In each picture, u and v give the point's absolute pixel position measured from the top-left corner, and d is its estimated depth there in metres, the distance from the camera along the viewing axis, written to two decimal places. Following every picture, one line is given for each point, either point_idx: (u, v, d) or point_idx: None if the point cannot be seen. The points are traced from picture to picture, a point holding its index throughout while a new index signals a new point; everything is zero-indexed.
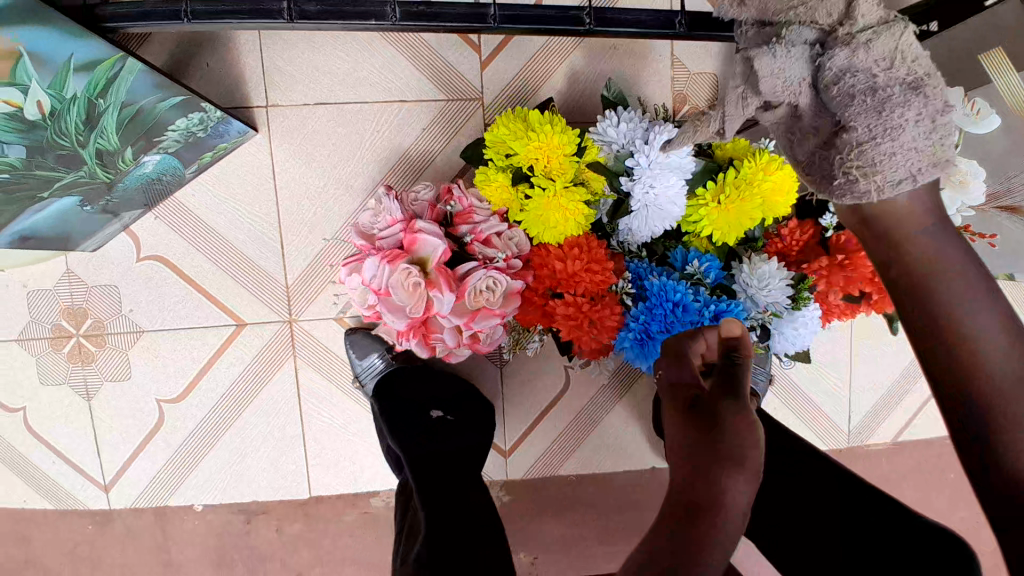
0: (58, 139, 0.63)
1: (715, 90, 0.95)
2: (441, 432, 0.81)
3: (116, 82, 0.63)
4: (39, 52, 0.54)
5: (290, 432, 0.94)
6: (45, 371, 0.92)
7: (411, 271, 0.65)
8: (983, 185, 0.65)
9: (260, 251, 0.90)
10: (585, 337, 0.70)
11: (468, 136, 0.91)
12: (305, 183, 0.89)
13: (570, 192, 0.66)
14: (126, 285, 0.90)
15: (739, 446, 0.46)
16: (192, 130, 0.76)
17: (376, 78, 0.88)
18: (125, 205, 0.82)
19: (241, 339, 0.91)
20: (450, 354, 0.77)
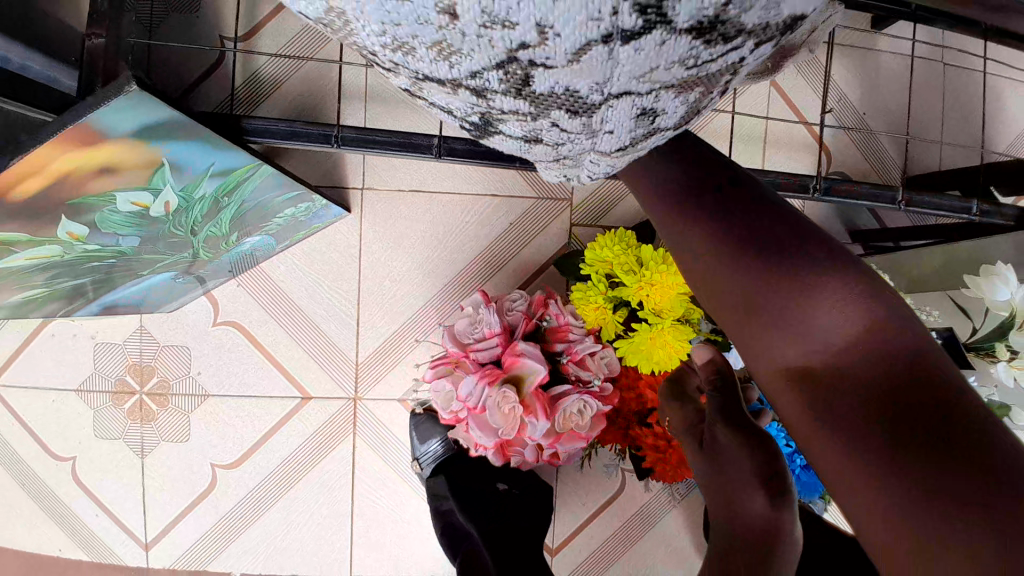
0: (174, 230, 0.64)
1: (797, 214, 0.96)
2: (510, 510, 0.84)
3: (244, 184, 0.63)
4: (181, 162, 0.54)
5: (340, 510, 0.92)
6: (103, 424, 0.91)
7: (509, 394, 0.65)
8: None
9: (335, 327, 0.90)
10: (671, 471, 0.71)
11: (553, 235, 0.92)
12: (389, 265, 0.90)
13: (677, 329, 0.66)
14: (197, 347, 0.90)
15: (746, 461, 0.53)
16: (296, 216, 0.78)
17: (470, 172, 0.90)
18: (213, 273, 0.83)
19: (303, 413, 0.91)
20: (525, 464, 0.77)
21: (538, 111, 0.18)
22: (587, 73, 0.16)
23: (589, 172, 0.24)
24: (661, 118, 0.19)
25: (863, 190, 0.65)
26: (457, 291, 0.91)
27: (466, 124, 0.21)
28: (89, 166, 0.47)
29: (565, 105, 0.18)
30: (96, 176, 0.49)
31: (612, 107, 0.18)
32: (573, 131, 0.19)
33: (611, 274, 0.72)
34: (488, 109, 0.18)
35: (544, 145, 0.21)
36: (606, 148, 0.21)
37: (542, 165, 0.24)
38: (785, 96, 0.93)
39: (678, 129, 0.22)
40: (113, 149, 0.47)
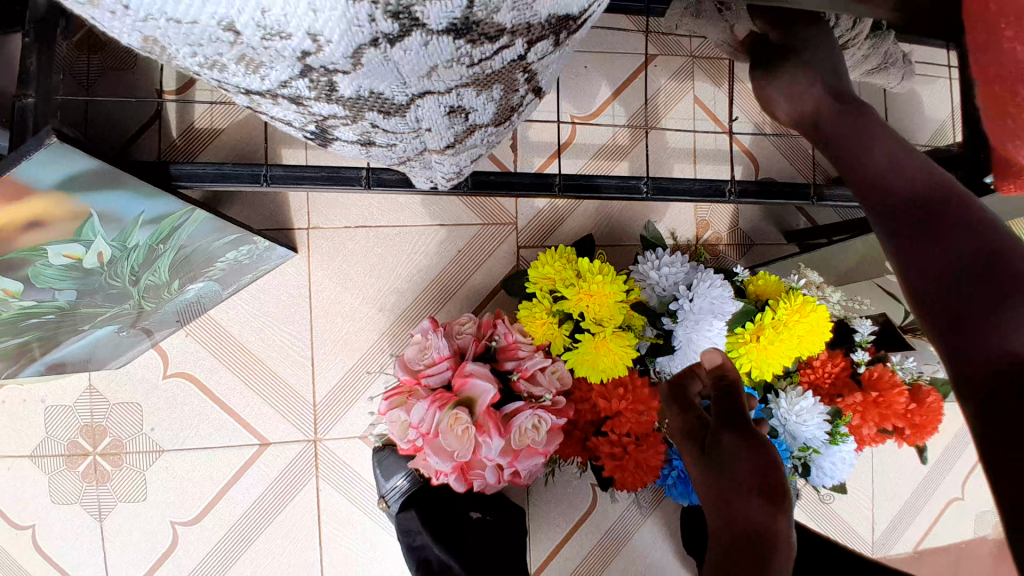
0: (111, 281, 0.64)
1: (734, 218, 1.00)
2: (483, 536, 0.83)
3: (178, 230, 0.64)
4: (110, 211, 0.54)
5: (308, 557, 0.90)
6: (58, 490, 0.88)
7: (460, 415, 0.65)
8: None
9: (289, 369, 0.90)
10: (630, 478, 0.71)
11: (501, 259, 0.94)
12: (340, 301, 0.91)
13: (618, 336, 0.68)
14: (149, 403, 0.88)
15: (744, 467, 0.59)
16: (240, 259, 0.79)
17: (415, 203, 0.92)
18: (160, 324, 0.83)
19: (263, 460, 0.89)
20: (487, 486, 0.76)
21: (354, 112, 0.25)
22: (381, 75, 0.22)
23: (438, 168, 0.34)
24: (474, 107, 0.27)
25: (776, 189, 0.68)
26: (411, 322, 0.92)
27: (306, 132, 0.27)
28: (14, 222, 0.47)
29: (378, 105, 0.25)
30: (25, 232, 0.49)
31: (421, 101, 0.25)
32: (397, 126, 0.27)
33: (554, 289, 0.74)
34: (317, 115, 0.25)
35: (379, 142, 0.28)
36: (436, 139, 0.29)
37: (396, 159, 0.32)
38: (707, 112, 1.00)
39: (501, 122, 0.30)
40: (39, 203, 0.48)
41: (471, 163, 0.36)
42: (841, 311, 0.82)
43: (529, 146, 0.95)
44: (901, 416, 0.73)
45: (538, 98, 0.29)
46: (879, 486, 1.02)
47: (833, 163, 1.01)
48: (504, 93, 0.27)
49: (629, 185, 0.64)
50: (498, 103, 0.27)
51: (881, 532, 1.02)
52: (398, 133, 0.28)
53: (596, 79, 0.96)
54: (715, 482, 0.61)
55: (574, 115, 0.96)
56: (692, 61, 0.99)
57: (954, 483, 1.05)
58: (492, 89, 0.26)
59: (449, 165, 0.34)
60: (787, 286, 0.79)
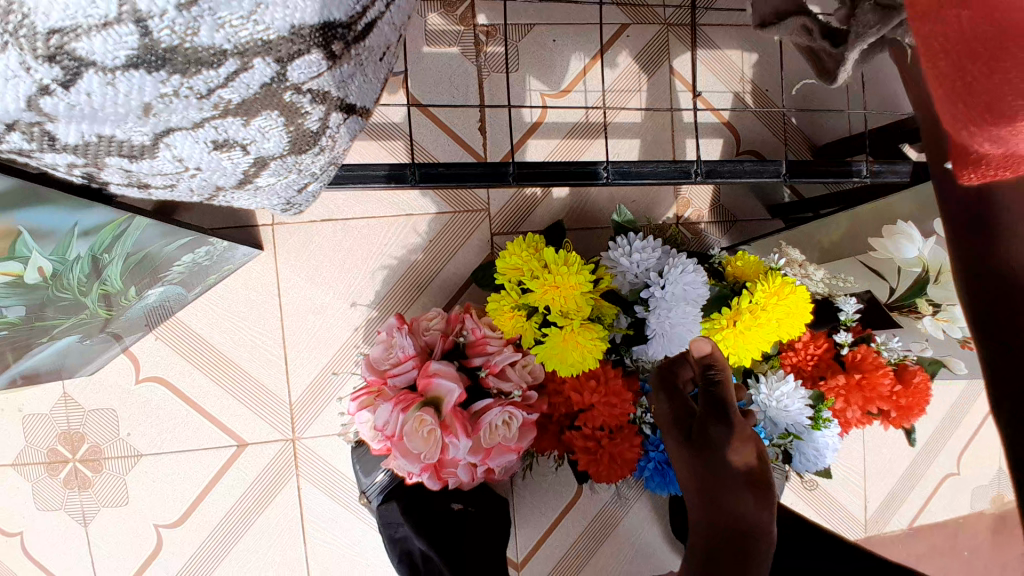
0: (60, 293, 0.62)
1: (716, 194, 0.96)
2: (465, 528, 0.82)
3: (121, 239, 0.62)
4: (41, 228, 0.52)
5: (294, 553, 0.90)
6: (41, 497, 0.88)
7: (425, 417, 0.63)
8: None
9: (263, 369, 0.89)
10: (606, 472, 0.69)
11: (474, 248, 0.92)
12: (311, 297, 0.89)
13: (586, 328, 0.66)
14: (124, 408, 0.88)
15: (737, 464, 0.56)
16: (199, 261, 0.77)
17: (382, 194, 0.89)
18: (127, 329, 0.81)
19: (241, 460, 0.89)
20: (462, 484, 0.74)
21: (89, 160, 0.23)
22: (88, 117, 0.21)
23: (251, 204, 0.29)
24: (244, 138, 0.24)
25: (747, 167, 0.64)
26: (385, 316, 0.91)
27: (78, 178, 0.26)
28: None
29: (116, 150, 0.23)
30: None
31: (171, 138, 0.23)
32: (160, 169, 0.24)
33: (522, 281, 0.71)
34: (60, 166, 0.24)
35: (157, 184, 0.26)
36: (224, 179, 0.26)
37: (200, 201, 0.28)
38: (686, 83, 0.95)
39: (308, 152, 0.26)
40: None
41: (313, 197, 0.31)
42: (825, 289, 0.79)
43: (499, 128, 0.92)
44: (886, 398, 0.71)
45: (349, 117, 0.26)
46: (870, 462, 1.00)
47: (817, 131, 0.97)
48: (280, 114, 0.24)
49: (590, 171, 0.61)
50: (273, 132, 0.24)
51: (872, 507, 1.00)
52: (164, 174, 0.25)
53: (566, 53, 0.92)
54: (701, 476, 0.57)
55: (545, 93, 0.92)
56: (668, 29, 0.94)
57: (947, 456, 1.03)
58: (259, 114, 0.23)
59: (280, 202, 0.29)
60: (767, 266, 0.76)
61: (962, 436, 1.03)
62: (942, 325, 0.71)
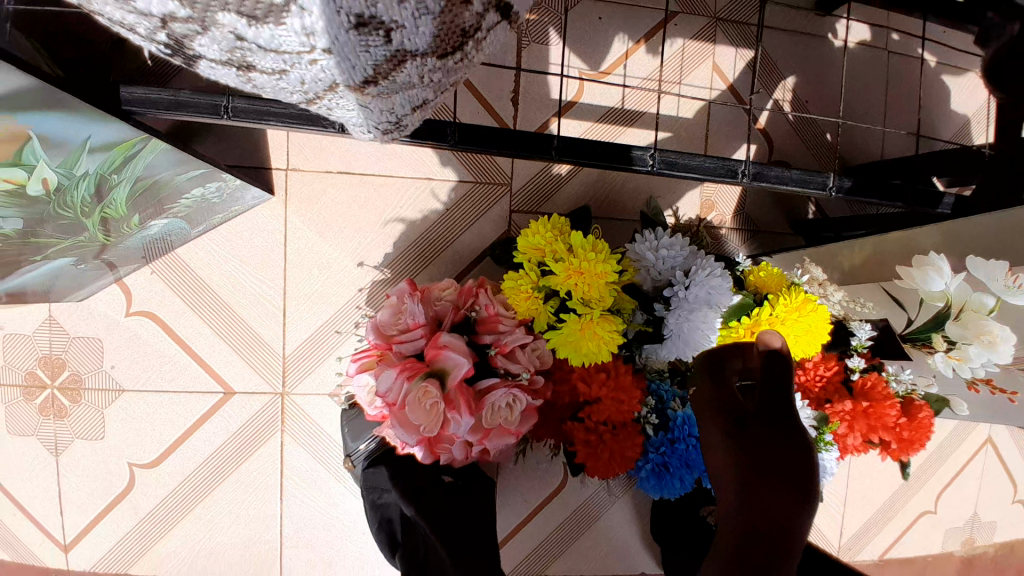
0: (61, 210, 0.59)
1: (741, 201, 0.95)
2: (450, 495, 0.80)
3: (133, 161, 0.58)
4: (51, 137, 0.48)
5: (267, 509, 0.88)
6: (15, 421, 0.86)
7: (429, 389, 0.61)
8: (1013, 346, 0.64)
9: (259, 317, 0.86)
10: (602, 467, 0.67)
11: (492, 222, 0.89)
12: (318, 250, 0.86)
13: (606, 319, 0.64)
14: (109, 340, 0.84)
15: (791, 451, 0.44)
16: (207, 197, 0.73)
17: (404, 154, 0.86)
18: (122, 259, 0.78)
19: (224, 409, 0.86)
20: (454, 461, 0.73)
21: (197, 12, 0.21)
22: None
23: (357, 113, 0.28)
24: (391, 21, 0.22)
25: (793, 176, 0.63)
26: (391, 280, 0.88)
27: (159, 45, 0.24)
28: None
29: (238, 5, 0.21)
30: None
31: (310, 1, 0.21)
32: (280, 42, 0.22)
33: (544, 263, 0.69)
34: (152, 16, 0.21)
35: (260, 65, 0.24)
36: (348, 73, 0.24)
37: (300, 96, 0.26)
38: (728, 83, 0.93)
39: (448, 54, 0.25)
40: None
41: (415, 116, 0.30)
42: (840, 312, 0.78)
43: (532, 101, 0.89)
44: (890, 429, 0.71)
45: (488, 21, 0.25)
46: (852, 488, 1.00)
47: (850, 152, 0.95)
48: (442, 3, 0.22)
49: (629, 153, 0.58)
50: (427, 20, 0.23)
51: (847, 533, 1.01)
52: (283, 50, 0.23)
53: (611, 33, 0.89)
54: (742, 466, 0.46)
55: (584, 73, 0.89)
56: (717, 21, 0.91)
57: (927, 492, 1.03)
58: None
59: (387, 116, 0.28)
60: (789, 281, 0.74)
61: (944, 474, 1.04)
62: (953, 363, 0.69)
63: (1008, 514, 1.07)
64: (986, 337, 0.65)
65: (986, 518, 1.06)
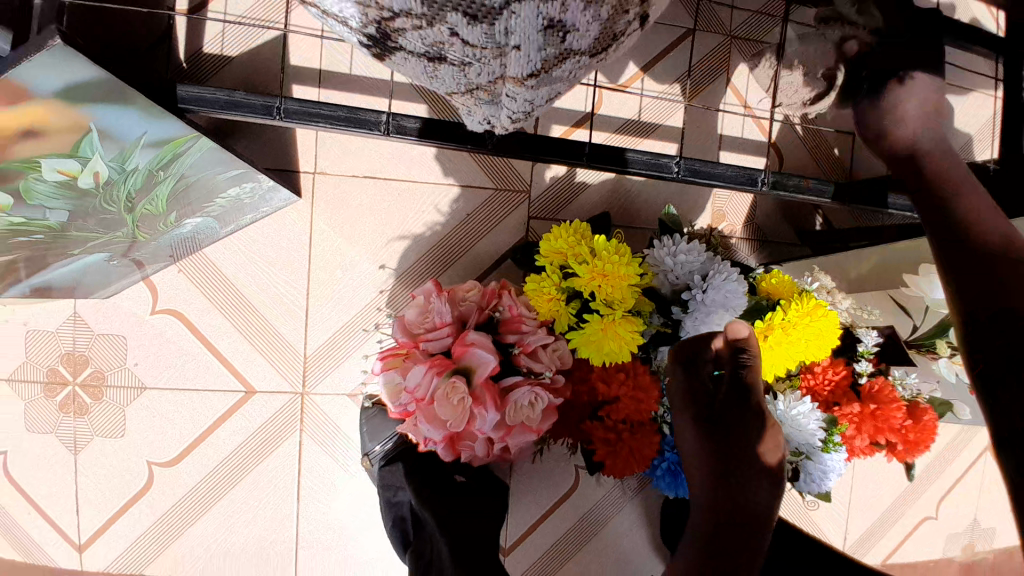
0: (106, 205, 0.61)
1: (750, 212, 0.98)
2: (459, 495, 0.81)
3: (180, 159, 0.60)
4: (108, 131, 0.51)
5: (283, 508, 0.88)
6: (34, 419, 0.87)
7: (457, 384, 0.63)
8: None
9: (282, 317, 0.88)
10: (621, 465, 0.69)
11: (511, 228, 0.92)
12: (340, 252, 0.89)
13: (628, 320, 0.66)
14: (134, 338, 0.86)
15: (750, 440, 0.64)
16: (240, 197, 0.75)
17: (427, 162, 0.89)
18: (151, 257, 0.80)
19: (246, 408, 0.87)
20: (475, 457, 0.74)
21: (427, 7, 0.23)
22: None
23: (511, 106, 0.30)
24: (576, 24, 0.24)
25: (809, 187, 0.66)
26: (411, 284, 0.91)
27: (363, 35, 0.26)
28: (6, 129, 0.44)
29: (464, 3, 0.23)
30: (18, 140, 0.45)
31: (519, 6, 0.23)
32: (482, 37, 0.24)
33: (565, 265, 0.72)
34: (384, 9, 0.23)
35: (452, 58, 0.26)
36: (522, 67, 0.26)
37: (467, 87, 0.29)
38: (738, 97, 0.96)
39: (598, 53, 0.27)
40: (34, 110, 0.44)
41: (551, 104, 0.32)
42: (848, 318, 0.81)
43: (551, 113, 0.92)
44: (897, 431, 0.73)
45: (641, 27, 0.27)
46: (857, 495, 1.03)
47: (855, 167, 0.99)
48: (613, 11, 0.24)
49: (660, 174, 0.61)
50: (604, 21, 0.25)
51: (852, 540, 1.03)
52: (480, 45, 0.25)
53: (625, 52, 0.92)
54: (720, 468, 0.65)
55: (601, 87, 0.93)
56: (731, 38, 0.95)
57: (929, 499, 1.06)
58: (601, 3, 0.24)
59: (532, 105, 0.31)
60: (800, 289, 0.77)
61: (945, 482, 1.06)
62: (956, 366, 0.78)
63: (1008, 523, 1.09)
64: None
65: (986, 527, 1.08)
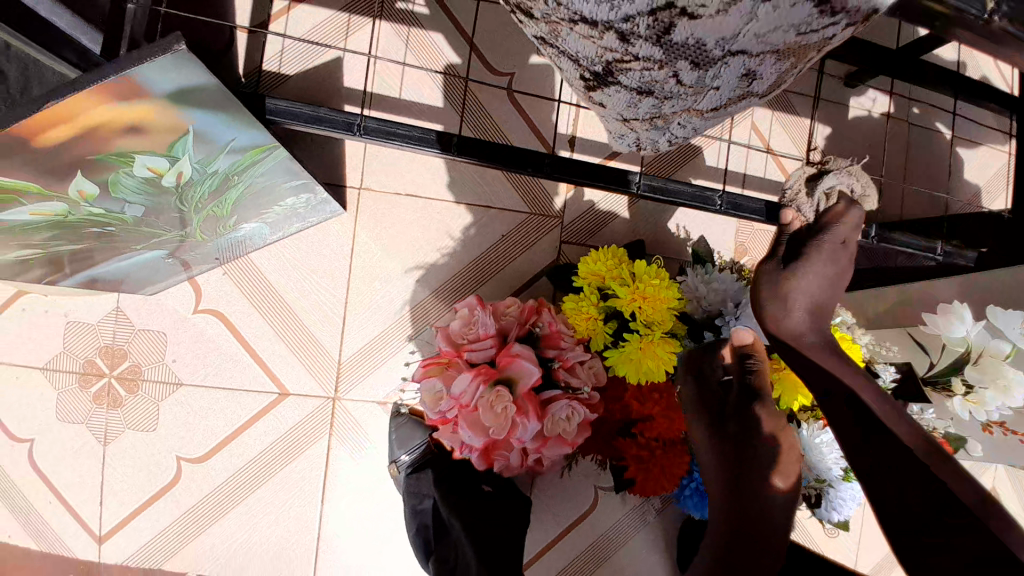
0: (179, 204, 0.64)
1: (772, 248, 1.02)
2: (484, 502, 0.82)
3: (255, 166, 0.63)
4: (203, 134, 0.53)
5: (307, 510, 0.89)
6: (67, 408, 0.88)
7: (501, 393, 0.66)
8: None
9: (319, 322, 0.90)
10: (651, 482, 0.71)
11: (544, 250, 0.95)
12: (379, 263, 0.92)
13: (665, 341, 0.69)
14: (174, 335, 0.88)
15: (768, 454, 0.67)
16: (295, 206, 0.78)
17: (468, 183, 0.93)
18: (199, 258, 0.82)
19: (278, 409, 0.89)
20: (507, 468, 0.76)
21: (664, 61, 0.26)
22: (725, 32, 0.24)
23: (674, 125, 0.34)
24: (765, 75, 0.28)
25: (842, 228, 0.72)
26: (444, 298, 0.93)
27: (585, 68, 0.29)
28: (115, 122, 0.46)
29: (694, 60, 0.26)
30: (123, 134, 0.48)
31: (737, 63, 0.26)
32: (693, 82, 0.28)
33: (604, 287, 0.75)
34: (625, 56, 0.26)
35: (653, 93, 0.30)
36: (707, 101, 0.30)
37: (646, 113, 0.32)
38: (762, 138, 1.00)
39: (765, 90, 0.31)
40: (145, 108, 0.46)
41: (700, 124, 0.36)
42: (868, 353, 0.83)
43: (587, 144, 0.97)
44: None
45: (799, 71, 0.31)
46: (866, 530, 1.04)
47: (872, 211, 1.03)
48: (795, 62, 0.28)
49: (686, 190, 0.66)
50: (786, 70, 0.29)
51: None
52: (689, 86, 0.28)
53: None
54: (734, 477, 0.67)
55: None
56: None
57: None
58: (792, 59, 0.28)
59: (691, 124, 0.35)
60: (822, 321, 0.80)
61: None
62: (970, 406, 0.75)
63: None
64: (1001, 382, 0.71)
65: None
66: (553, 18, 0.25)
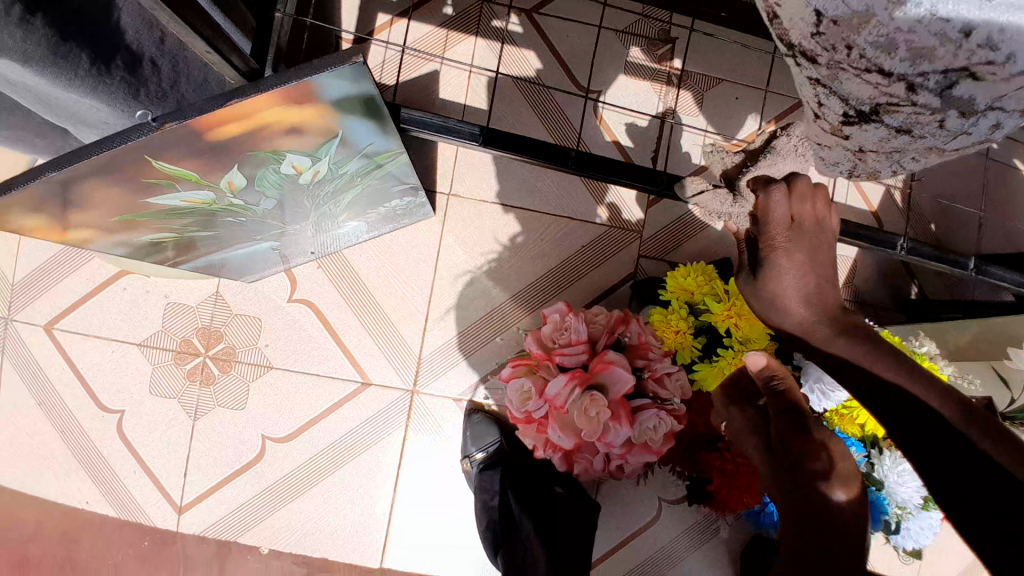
0: (304, 200, 0.67)
1: (848, 274, 1.02)
2: (557, 505, 0.84)
3: (380, 168, 0.66)
4: (350, 138, 0.56)
5: (381, 496, 0.93)
6: (160, 383, 0.92)
7: (596, 399, 0.67)
8: None
9: (403, 318, 0.94)
10: (734, 497, 0.72)
11: (622, 263, 0.96)
12: (463, 265, 0.95)
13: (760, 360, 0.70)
14: (269, 321, 0.92)
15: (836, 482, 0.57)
16: (396, 207, 0.82)
17: (552, 192, 0.96)
18: (297, 250, 0.86)
19: (359, 398, 0.93)
20: (586, 471, 0.78)
21: (944, 105, 0.33)
22: (996, 89, 0.31)
23: (901, 162, 0.41)
24: (1003, 130, 0.35)
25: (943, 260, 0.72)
26: (522, 303, 0.95)
27: (853, 110, 0.36)
28: (282, 122, 0.49)
29: (961, 109, 0.33)
30: (284, 134, 0.51)
31: (1000, 116, 0.34)
32: (953, 127, 0.35)
33: (693, 302, 0.77)
34: (909, 101, 0.34)
35: (908, 132, 0.36)
36: (950, 144, 0.37)
37: (885, 153, 0.40)
38: None
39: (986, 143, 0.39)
40: (312, 112, 0.49)
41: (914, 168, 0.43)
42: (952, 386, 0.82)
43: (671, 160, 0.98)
44: None
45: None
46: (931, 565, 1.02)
47: (956, 242, 1.02)
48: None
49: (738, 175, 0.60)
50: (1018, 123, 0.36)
51: None
52: (947, 131, 0.35)
53: (745, 112, 0.97)
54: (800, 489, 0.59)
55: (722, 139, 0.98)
56: None
57: None
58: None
59: (911, 165, 0.41)
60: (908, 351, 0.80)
61: None
62: None
63: None
64: None
65: None
66: (843, 64, 0.33)
